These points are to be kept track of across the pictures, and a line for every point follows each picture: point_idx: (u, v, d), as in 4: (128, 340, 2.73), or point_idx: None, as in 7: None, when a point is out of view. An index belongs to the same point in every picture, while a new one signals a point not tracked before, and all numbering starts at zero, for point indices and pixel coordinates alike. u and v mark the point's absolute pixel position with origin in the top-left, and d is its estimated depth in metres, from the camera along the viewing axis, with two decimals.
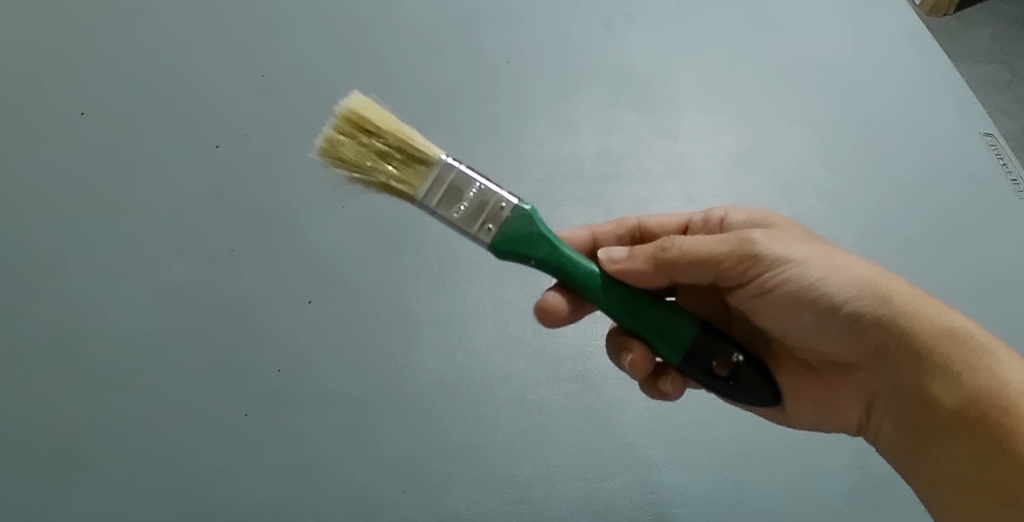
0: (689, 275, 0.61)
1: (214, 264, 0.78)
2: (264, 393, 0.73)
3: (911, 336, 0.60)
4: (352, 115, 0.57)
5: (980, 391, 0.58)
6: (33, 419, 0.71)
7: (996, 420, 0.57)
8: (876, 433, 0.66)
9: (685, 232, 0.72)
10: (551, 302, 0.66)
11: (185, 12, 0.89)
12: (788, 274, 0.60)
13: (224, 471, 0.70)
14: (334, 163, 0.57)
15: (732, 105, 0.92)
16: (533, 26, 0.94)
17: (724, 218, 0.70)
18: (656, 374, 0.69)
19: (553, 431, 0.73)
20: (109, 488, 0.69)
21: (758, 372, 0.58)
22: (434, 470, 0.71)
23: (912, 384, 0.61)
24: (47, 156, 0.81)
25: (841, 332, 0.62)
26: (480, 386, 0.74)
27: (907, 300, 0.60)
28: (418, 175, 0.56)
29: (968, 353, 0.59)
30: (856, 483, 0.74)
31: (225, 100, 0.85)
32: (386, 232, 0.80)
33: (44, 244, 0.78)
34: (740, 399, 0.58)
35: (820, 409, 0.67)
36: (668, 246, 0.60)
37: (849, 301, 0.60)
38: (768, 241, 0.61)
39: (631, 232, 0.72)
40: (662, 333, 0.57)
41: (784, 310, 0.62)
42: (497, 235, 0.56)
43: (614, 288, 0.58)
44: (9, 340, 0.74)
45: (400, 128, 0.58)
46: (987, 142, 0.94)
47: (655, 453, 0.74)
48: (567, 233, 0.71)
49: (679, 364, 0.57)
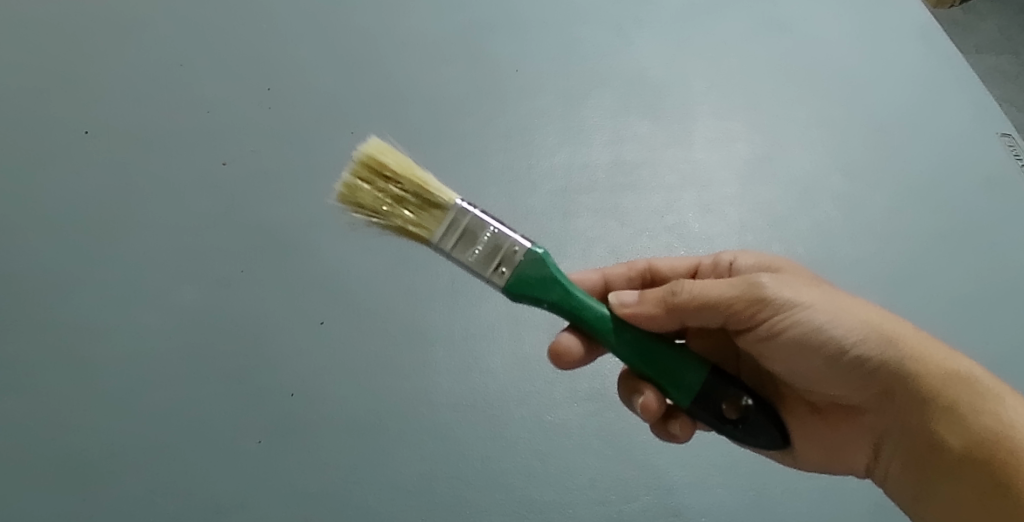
0: (699, 319, 0.63)
1: (225, 286, 0.76)
2: (279, 418, 0.72)
3: (916, 380, 0.60)
4: (369, 160, 0.59)
5: (984, 434, 0.59)
6: (47, 447, 0.70)
7: (999, 463, 0.58)
8: (884, 474, 0.66)
9: (695, 276, 0.73)
10: (564, 343, 0.66)
11: (189, 28, 0.88)
12: (797, 319, 0.61)
13: (242, 500, 0.69)
14: (353, 209, 0.59)
15: (746, 110, 0.91)
16: (541, 29, 0.92)
17: (733, 262, 0.71)
18: (666, 415, 0.68)
19: (571, 453, 0.72)
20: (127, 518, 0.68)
21: (768, 415, 0.58)
22: (454, 494, 0.70)
23: (917, 425, 0.61)
24: (55, 177, 0.80)
25: (849, 375, 0.62)
26: (497, 408, 0.73)
27: (911, 341, 0.61)
28: (434, 219, 0.57)
29: (972, 396, 0.60)
30: (880, 499, 0.73)
31: (233, 117, 0.84)
32: (398, 248, 0.78)
33: (53, 268, 0.77)
34: (749, 441, 0.59)
35: (828, 450, 0.68)
36: (677, 291, 0.61)
37: (856, 344, 0.61)
38: (778, 286, 0.62)
39: (642, 274, 0.73)
40: (672, 377, 0.58)
41: (793, 354, 0.63)
42: (511, 279, 0.57)
43: (624, 331, 0.59)
44: (21, 367, 0.73)
45: (415, 173, 0.59)
46: (1004, 141, 0.92)
47: (676, 474, 0.72)
48: (578, 274, 0.72)
49: (689, 407, 0.58)
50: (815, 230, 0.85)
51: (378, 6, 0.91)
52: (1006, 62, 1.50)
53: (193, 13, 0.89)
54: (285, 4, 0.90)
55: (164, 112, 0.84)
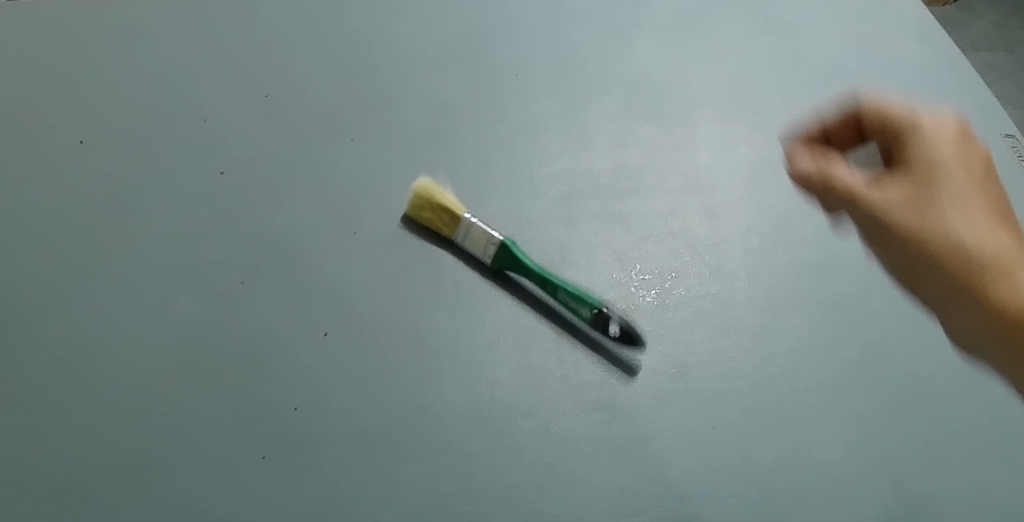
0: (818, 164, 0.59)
1: (225, 298, 0.75)
2: (279, 432, 0.68)
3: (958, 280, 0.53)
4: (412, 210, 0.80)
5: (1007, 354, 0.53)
6: (39, 461, 0.67)
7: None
8: None
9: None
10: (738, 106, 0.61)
11: (200, 55, 0.91)
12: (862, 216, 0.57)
13: (235, 514, 0.65)
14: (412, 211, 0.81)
15: (749, 113, 0.91)
16: (541, 41, 0.95)
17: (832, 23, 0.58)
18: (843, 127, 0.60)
19: (580, 464, 0.67)
20: None
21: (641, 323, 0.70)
22: (462, 508, 0.65)
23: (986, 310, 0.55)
24: (51, 185, 0.80)
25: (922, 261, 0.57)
26: (504, 418, 0.69)
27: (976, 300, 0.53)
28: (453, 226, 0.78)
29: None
30: (902, 511, 0.66)
31: (237, 135, 0.85)
32: (400, 259, 0.78)
33: (46, 274, 0.76)
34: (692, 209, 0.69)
35: None
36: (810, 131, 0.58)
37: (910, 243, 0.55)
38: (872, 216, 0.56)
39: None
40: None
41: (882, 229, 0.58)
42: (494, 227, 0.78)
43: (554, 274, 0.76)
44: (10, 372, 0.71)
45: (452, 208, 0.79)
46: (1008, 142, 0.89)
47: (688, 485, 0.67)
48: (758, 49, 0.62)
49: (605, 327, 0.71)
50: (819, 229, 0.81)
51: (383, 29, 0.95)
52: (1000, 58, 1.53)
53: (205, 42, 0.92)
54: (291, 26, 0.94)
55: (171, 131, 0.85)
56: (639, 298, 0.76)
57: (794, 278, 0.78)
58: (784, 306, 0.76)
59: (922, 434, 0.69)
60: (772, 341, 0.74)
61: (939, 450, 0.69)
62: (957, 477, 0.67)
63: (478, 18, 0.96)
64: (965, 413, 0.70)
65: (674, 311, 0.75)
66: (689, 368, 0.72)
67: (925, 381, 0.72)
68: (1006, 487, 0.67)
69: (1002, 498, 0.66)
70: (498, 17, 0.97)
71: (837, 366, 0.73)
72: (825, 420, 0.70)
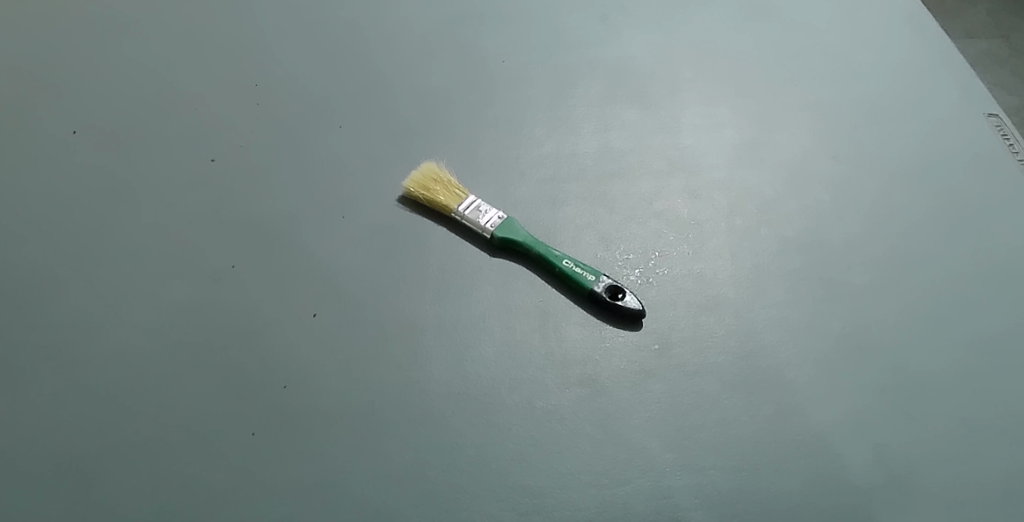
0: None
1: (216, 281, 0.76)
2: (270, 410, 0.70)
3: None
4: (412, 187, 0.80)
5: None
6: (34, 443, 0.68)
7: None
8: None
9: None
10: None
11: (192, 46, 0.93)
12: None
13: (227, 490, 0.66)
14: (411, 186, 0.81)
15: (734, 96, 0.92)
16: (528, 27, 0.96)
17: None
18: None
19: (563, 438, 0.68)
20: (105, 503, 0.65)
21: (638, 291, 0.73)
22: (447, 481, 0.66)
23: None
24: (45, 174, 0.82)
25: None
26: (490, 395, 0.70)
27: None
28: (455, 202, 0.79)
29: None
30: (878, 481, 0.67)
31: (227, 123, 0.86)
32: (389, 242, 0.79)
33: (40, 260, 0.77)
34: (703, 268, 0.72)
35: None
36: None
37: None
38: None
39: None
40: None
41: None
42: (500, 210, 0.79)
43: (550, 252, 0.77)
44: (5, 354, 0.72)
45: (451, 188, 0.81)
46: (991, 122, 0.90)
47: (669, 457, 0.68)
48: None
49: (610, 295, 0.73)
50: (803, 210, 0.82)
51: (371, 18, 0.96)
52: (996, 45, 1.53)
53: (197, 34, 0.94)
54: (281, 17, 0.96)
55: (163, 121, 0.86)
56: (623, 276, 0.77)
57: (777, 256, 0.79)
58: (767, 284, 0.77)
59: (904, 407, 0.70)
60: (754, 317, 0.75)
61: (920, 423, 0.69)
62: (938, 449, 0.68)
63: (466, 6, 0.98)
64: (946, 388, 0.71)
65: (657, 289, 0.77)
66: (671, 344, 0.74)
67: (907, 355, 0.73)
68: (984, 460, 0.68)
69: (981, 471, 0.67)
70: (486, 5, 0.98)
71: (819, 341, 0.74)
72: (805, 394, 0.71)
